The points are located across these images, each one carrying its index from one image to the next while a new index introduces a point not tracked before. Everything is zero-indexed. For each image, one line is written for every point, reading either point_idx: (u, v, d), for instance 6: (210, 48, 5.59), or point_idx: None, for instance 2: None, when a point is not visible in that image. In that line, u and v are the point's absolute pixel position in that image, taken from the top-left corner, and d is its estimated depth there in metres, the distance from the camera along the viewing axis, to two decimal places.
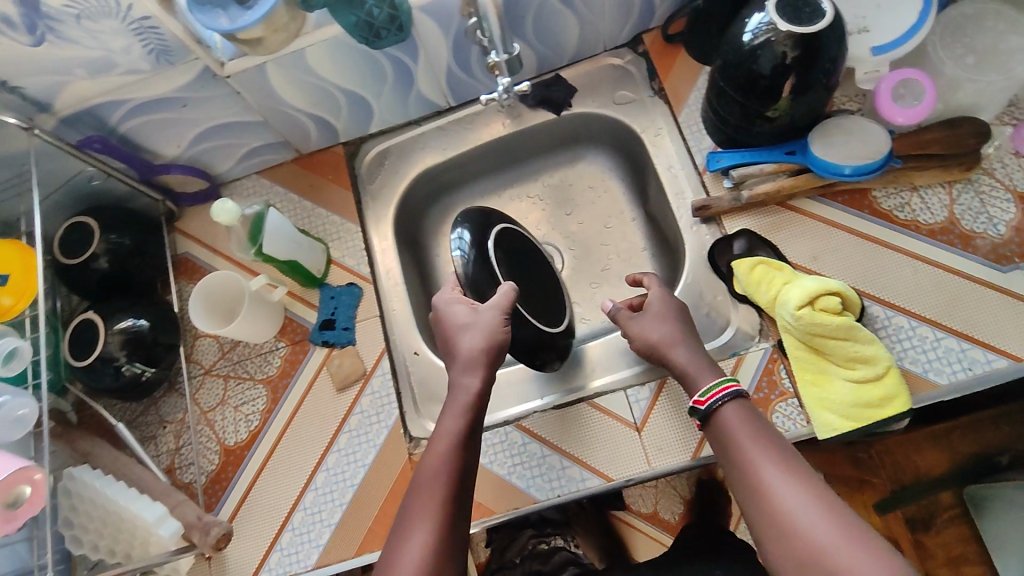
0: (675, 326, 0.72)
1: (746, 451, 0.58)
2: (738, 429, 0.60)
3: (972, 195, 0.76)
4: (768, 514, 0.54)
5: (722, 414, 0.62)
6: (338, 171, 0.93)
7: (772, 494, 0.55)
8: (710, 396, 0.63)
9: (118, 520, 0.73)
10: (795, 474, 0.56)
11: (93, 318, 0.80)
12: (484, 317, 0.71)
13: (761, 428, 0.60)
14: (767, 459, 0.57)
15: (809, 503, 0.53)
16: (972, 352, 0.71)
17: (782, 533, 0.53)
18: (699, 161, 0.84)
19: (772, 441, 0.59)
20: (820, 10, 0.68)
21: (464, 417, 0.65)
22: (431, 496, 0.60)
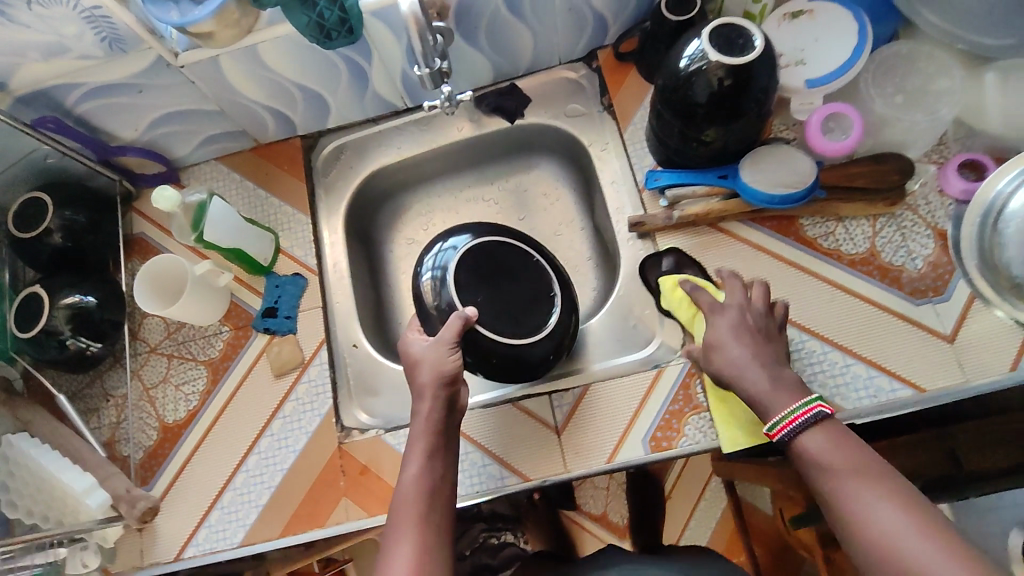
0: (741, 350, 0.68)
1: (831, 478, 0.58)
2: (821, 458, 0.59)
3: (894, 229, 0.79)
4: (865, 544, 0.54)
5: (800, 444, 0.62)
6: (294, 164, 0.95)
7: (867, 520, 0.55)
8: (779, 430, 0.63)
9: (51, 487, 0.76)
10: (887, 495, 0.55)
11: (39, 291, 0.82)
12: (430, 351, 0.74)
13: (846, 450, 0.59)
14: (856, 483, 0.57)
15: (906, 526, 0.53)
16: (879, 380, 0.75)
17: (884, 564, 0.53)
18: (639, 178, 0.86)
19: (861, 461, 0.58)
20: (752, 42, 0.71)
21: (425, 437, 0.69)
22: (411, 502, 0.65)
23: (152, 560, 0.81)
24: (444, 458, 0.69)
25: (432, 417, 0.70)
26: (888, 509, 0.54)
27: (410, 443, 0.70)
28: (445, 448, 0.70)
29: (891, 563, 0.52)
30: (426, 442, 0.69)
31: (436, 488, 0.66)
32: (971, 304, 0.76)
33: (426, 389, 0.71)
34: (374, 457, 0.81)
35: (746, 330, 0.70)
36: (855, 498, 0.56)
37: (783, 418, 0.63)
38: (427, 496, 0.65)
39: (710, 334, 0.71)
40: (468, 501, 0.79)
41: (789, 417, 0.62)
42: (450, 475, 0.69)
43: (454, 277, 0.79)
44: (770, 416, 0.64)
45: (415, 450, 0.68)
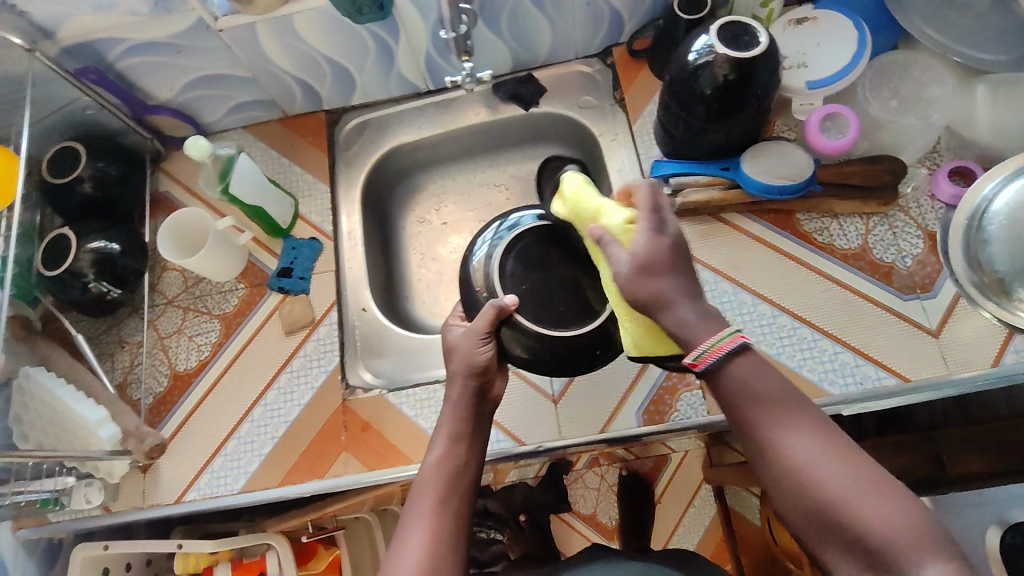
0: (673, 281, 0.58)
1: (749, 410, 0.56)
2: (742, 386, 0.56)
3: (886, 228, 0.83)
4: (783, 476, 0.53)
5: (723, 374, 0.56)
6: (317, 136, 1.00)
7: (785, 453, 0.53)
8: (704, 360, 0.56)
9: (62, 420, 0.78)
10: (805, 426, 0.54)
11: (67, 233, 0.86)
12: (463, 339, 0.71)
13: (765, 380, 0.56)
14: (774, 416, 0.55)
15: (826, 457, 0.52)
16: (865, 368, 0.78)
17: (792, 492, 0.52)
18: (645, 167, 0.91)
19: (782, 392, 0.55)
20: (756, 40, 0.75)
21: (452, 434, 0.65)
22: (428, 493, 0.62)
23: (153, 500, 0.84)
24: (469, 446, 0.66)
25: (459, 403, 0.68)
26: (805, 439, 0.53)
27: (437, 428, 0.68)
28: (471, 435, 0.66)
29: (801, 491, 0.52)
30: (452, 428, 0.66)
31: (458, 473, 0.63)
32: (957, 302, 0.79)
33: (456, 376, 0.69)
34: (376, 414, 0.85)
35: (683, 265, 0.59)
36: (775, 433, 0.54)
37: (715, 342, 0.55)
38: (449, 481, 0.62)
39: (643, 249, 0.59)
40: None
41: (712, 350, 0.56)
42: (476, 463, 0.65)
43: (498, 263, 0.76)
44: (696, 343, 0.56)
45: (439, 434, 0.66)
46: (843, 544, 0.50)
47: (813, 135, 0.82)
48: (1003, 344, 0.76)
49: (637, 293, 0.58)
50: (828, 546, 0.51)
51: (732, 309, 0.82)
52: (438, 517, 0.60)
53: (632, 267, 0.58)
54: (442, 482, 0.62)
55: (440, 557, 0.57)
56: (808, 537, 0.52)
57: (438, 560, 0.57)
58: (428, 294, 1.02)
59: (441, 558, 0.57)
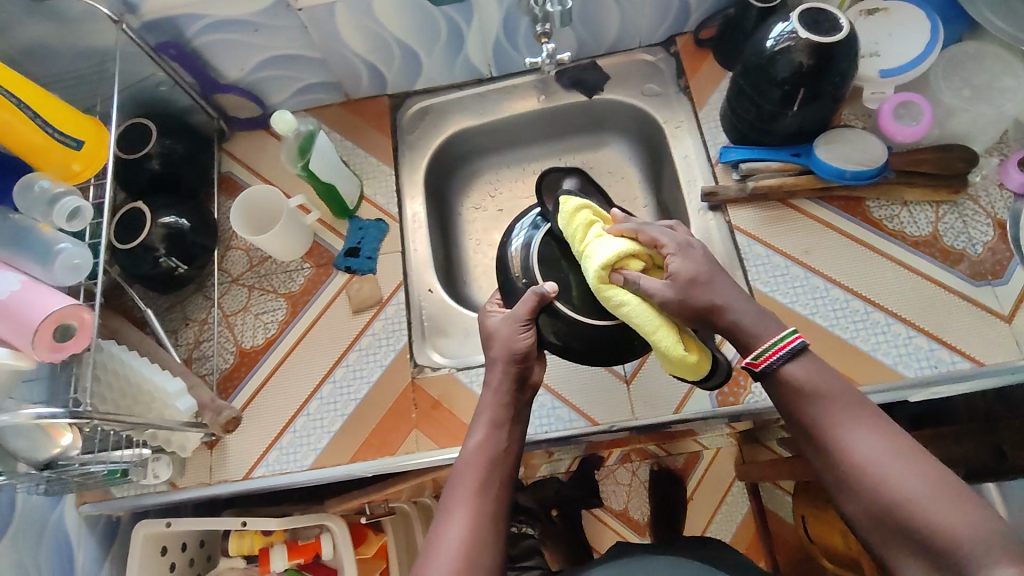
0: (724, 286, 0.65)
1: (813, 406, 0.58)
2: (803, 385, 0.59)
3: (956, 216, 0.84)
4: (845, 474, 0.55)
5: (784, 371, 0.60)
6: (381, 120, 1.00)
7: (846, 451, 0.56)
8: (764, 359, 0.61)
9: (137, 392, 0.78)
10: (870, 425, 0.56)
11: (140, 207, 0.87)
12: (503, 326, 0.72)
13: (828, 379, 0.59)
14: (839, 413, 0.57)
15: (887, 456, 0.54)
16: (940, 353, 0.78)
17: (858, 487, 0.54)
18: (713, 153, 0.91)
19: (846, 392, 0.58)
20: (838, 25, 0.76)
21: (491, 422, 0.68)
22: (468, 480, 0.64)
23: (220, 477, 0.84)
24: (510, 432, 0.68)
25: (500, 389, 0.69)
26: (870, 438, 0.55)
27: (477, 410, 0.70)
28: (512, 421, 0.69)
29: (867, 486, 0.54)
30: (492, 414, 0.68)
31: (500, 458, 0.66)
32: None
33: (497, 361, 0.71)
34: (446, 393, 0.85)
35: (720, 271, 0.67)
36: (835, 432, 0.57)
37: (775, 341, 0.61)
38: (489, 466, 0.65)
39: (683, 269, 0.66)
40: (535, 441, 0.82)
41: (770, 350, 0.61)
42: (516, 448, 0.68)
43: (540, 250, 0.80)
44: (757, 344, 0.62)
45: (480, 419, 0.68)
46: (910, 543, 0.51)
47: (886, 125, 0.84)
48: None
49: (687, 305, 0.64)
50: (896, 543, 0.52)
51: (804, 293, 0.83)
52: (478, 504, 0.62)
53: (675, 289, 0.65)
54: (480, 470, 0.64)
55: (479, 541, 0.60)
56: (875, 536, 0.53)
57: (474, 544, 0.60)
58: (485, 279, 1.02)
59: (481, 542, 0.60)
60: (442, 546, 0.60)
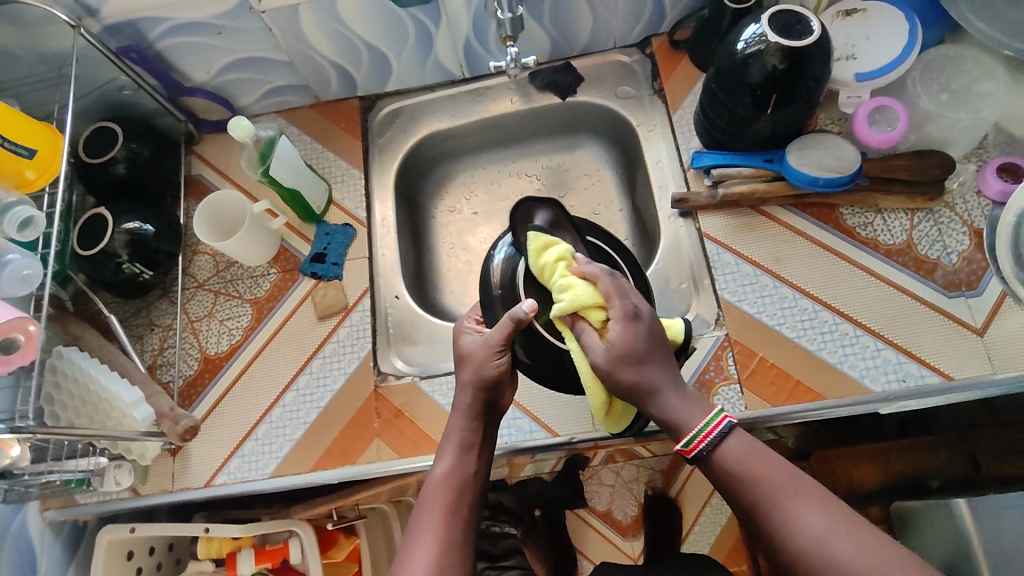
0: (652, 365, 0.64)
1: (754, 488, 0.60)
2: (742, 466, 0.61)
3: (931, 223, 0.81)
4: (795, 549, 0.57)
5: (717, 453, 0.62)
6: (351, 122, 0.99)
7: (793, 523, 0.57)
8: (695, 446, 0.63)
9: (96, 400, 0.79)
10: (809, 501, 0.58)
11: (103, 213, 0.86)
12: (479, 346, 0.70)
13: (763, 460, 0.61)
14: (781, 494, 0.59)
15: (831, 526, 0.56)
16: (908, 366, 0.76)
17: (809, 570, 0.56)
18: (685, 158, 0.89)
19: (781, 467, 0.60)
20: (809, 28, 0.74)
21: (456, 451, 0.69)
22: (437, 504, 0.65)
23: (182, 484, 0.83)
24: (478, 455, 0.69)
25: (467, 412, 0.70)
26: (812, 514, 0.58)
27: (446, 434, 0.71)
28: (479, 445, 0.70)
29: (817, 569, 0.56)
30: (461, 436, 0.70)
31: (468, 483, 0.67)
32: (1002, 300, 0.77)
33: (465, 386, 0.70)
34: (409, 401, 0.84)
35: (657, 350, 0.65)
36: (785, 505, 0.58)
37: (699, 432, 0.63)
38: (456, 490, 0.66)
39: (621, 341, 0.63)
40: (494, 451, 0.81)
41: (701, 435, 0.63)
42: (482, 472, 0.69)
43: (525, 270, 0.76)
44: (686, 429, 0.63)
45: (448, 444, 0.69)
46: None
47: (874, 142, 0.80)
48: None
49: (614, 384, 0.64)
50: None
51: (773, 303, 0.81)
52: (446, 525, 0.64)
53: (608, 356, 0.63)
54: (447, 495, 0.65)
55: (445, 561, 0.62)
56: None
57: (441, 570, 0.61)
58: (457, 283, 1.01)
59: (447, 562, 0.62)
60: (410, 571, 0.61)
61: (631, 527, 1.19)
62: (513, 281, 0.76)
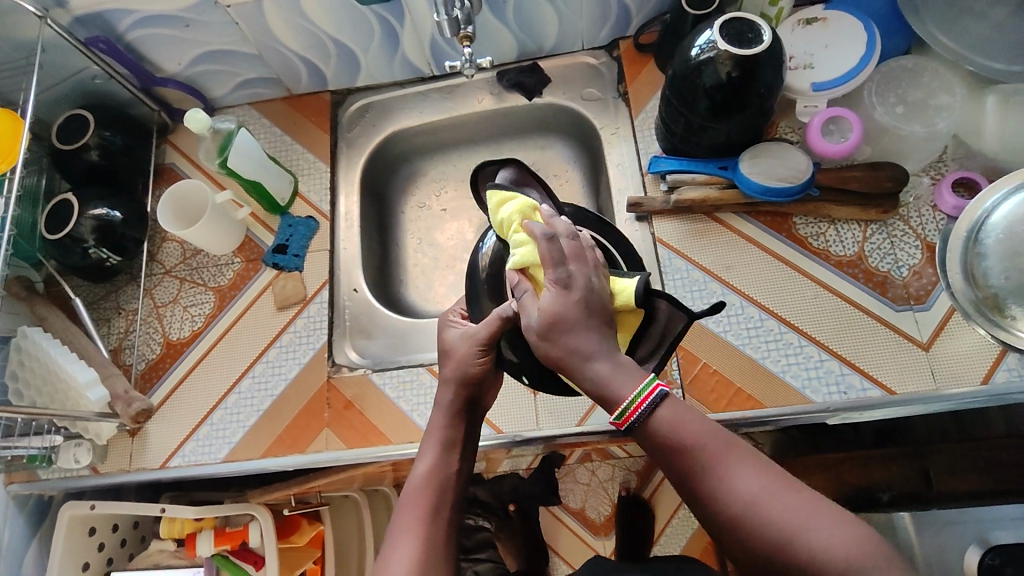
0: (586, 335, 0.56)
1: (687, 452, 0.54)
2: (676, 431, 0.54)
3: (884, 236, 0.81)
4: (731, 516, 0.51)
5: (651, 421, 0.55)
6: (321, 115, 1.01)
7: (729, 490, 0.51)
8: (627, 418, 0.55)
9: (55, 380, 0.82)
10: (745, 464, 0.52)
11: (70, 199, 0.88)
12: (462, 342, 0.68)
13: (695, 423, 0.55)
14: (716, 457, 0.53)
15: (770, 489, 0.51)
16: (850, 378, 0.76)
17: (748, 536, 0.50)
18: (644, 163, 0.90)
19: (714, 431, 0.54)
20: (760, 37, 0.74)
21: (437, 450, 0.64)
22: (417, 507, 0.61)
23: (139, 464, 0.86)
24: (459, 455, 0.66)
25: (449, 409, 0.67)
26: (749, 475, 0.52)
27: (426, 433, 0.67)
28: (462, 443, 0.66)
29: (755, 534, 0.50)
30: (443, 435, 0.65)
31: (450, 481, 0.63)
32: (950, 316, 0.77)
33: (448, 382, 0.68)
34: (360, 393, 0.86)
35: (593, 320, 0.56)
36: (720, 470, 0.52)
37: (631, 402, 0.54)
38: (439, 490, 0.62)
39: (548, 308, 0.56)
40: None
41: (633, 406, 0.54)
42: (464, 472, 0.65)
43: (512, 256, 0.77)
44: (616, 402, 0.55)
45: (429, 443, 0.65)
46: None
47: (834, 154, 0.81)
48: (995, 361, 0.74)
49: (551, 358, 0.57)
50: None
51: (720, 309, 0.81)
52: (428, 528, 0.59)
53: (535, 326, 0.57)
54: (429, 494, 0.61)
55: (429, 564, 0.57)
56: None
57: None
58: (422, 279, 1.02)
59: (431, 565, 0.58)
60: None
61: (603, 527, 1.21)
62: (500, 269, 0.77)
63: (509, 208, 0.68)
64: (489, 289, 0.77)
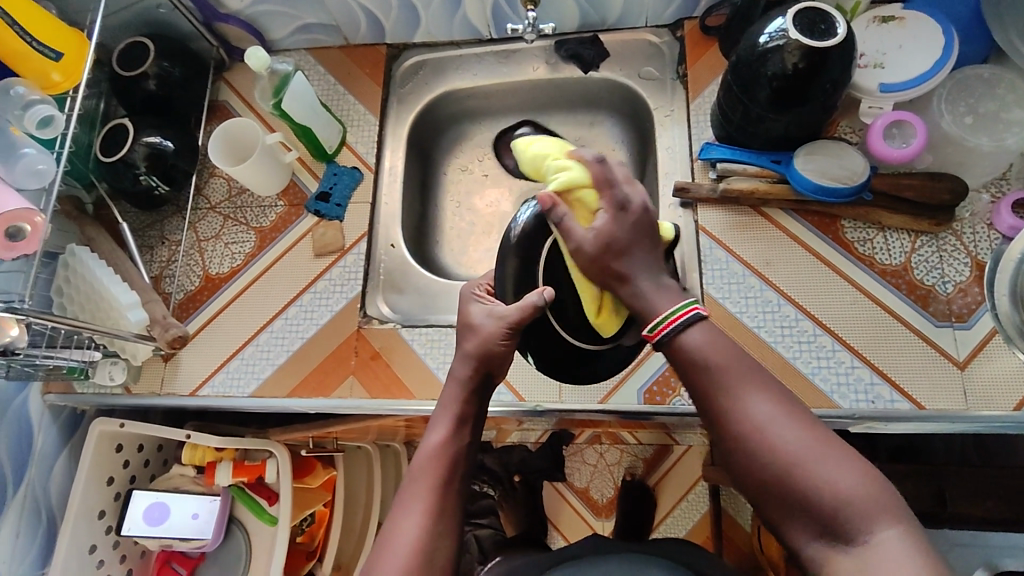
0: (643, 256, 0.62)
1: (707, 372, 0.57)
2: (702, 353, 0.58)
3: (933, 249, 0.79)
4: (738, 435, 0.55)
5: (681, 338, 0.59)
6: (375, 68, 1.01)
7: (742, 412, 0.55)
8: (659, 331, 0.59)
9: (98, 300, 0.84)
10: (760, 391, 0.56)
11: (126, 125, 0.90)
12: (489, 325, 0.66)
13: (724, 347, 0.58)
14: (734, 381, 0.56)
15: (780, 418, 0.54)
16: (880, 388, 0.75)
17: (747, 456, 0.54)
18: (695, 149, 0.88)
19: (739, 357, 0.57)
20: (834, 30, 0.72)
21: (449, 424, 0.65)
22: (426, 480, 0.61)
23: (169, 389, 0.89)
24: (471, 430, 0.66)
25: (465, 384, 0.66)
26: (762, 402, 0.55)
27: (439, 405, 0.67)
28: (473, 419, 0.66)
29: (754, 454, 0.53)
30: (456, 409, 0.66)
31: (460, 455, 0.63)
32: (990, 338, 0.75)
33: (467, 357, 0.67)
34: (387, 346, 0.87)
35: (644, 240, 0.62)
36: (735, 395, 0.56)
37: (665, 317, 0.59)
38: (447, 466, 0.62)
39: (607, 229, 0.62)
40: None
41: (668, 320, 0.59)
42: (474, 447, 0.66)
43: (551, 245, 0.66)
44: (654, 315, 0.60)
45: (441, 416, 0.65)
46: (800, 506, 0.51)
47: (894, 159, 0.79)
48: None
49: (599, 270, 0.62)
50: (779, 512, 0.53)
51: (755, 305, 0.80)
52: (436, 502, 0.60)
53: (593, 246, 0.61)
54: (439, 470, 0.62)
55: (433, 540, 0.59)
56: (762, 507, 0.54)
57: (429, 548, 0.58)
58: (457, 243, 1.02)
59: (436, 540, 0.59)
60: (396, 548, 0.58)
61: (604, 508, 1.23)
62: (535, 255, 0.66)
63: (532, 149, 0.67)
64: (516, 275, 0.66)
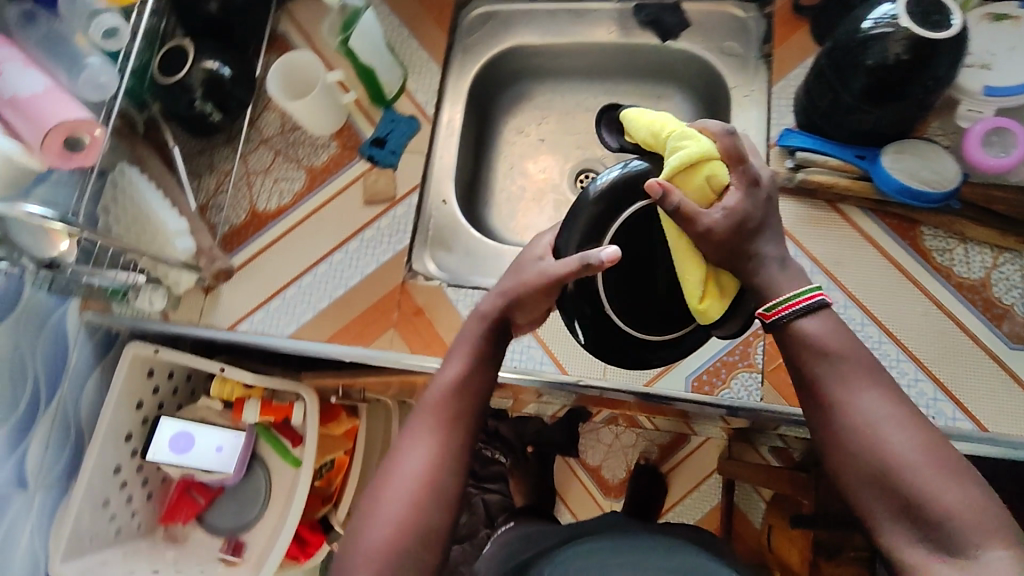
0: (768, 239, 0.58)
1: (822, 361, 0.55)
2: (823, 342, 0.55)
3: (1016, 268, 0.75)
4: (845, 429, 0.53)
5: (800, 324, 0.56)
6: (444, 13, 0.97)
7: (853, 407, 0.53)
8: (778, 311, 0.56)
9: (145, 221, 0.83)
10: (875, 388, 0.53)
11: (185, 45, 0.87)
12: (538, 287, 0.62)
13: (842, 338, 0.56)
14: (849, 375, 0.54)
15: (894, 418, 0.52)
16: (942, 405, 0.72)
17: (852, 452, 0.52)
18: (773, 135, 0.83)
19: (856, 351, 0.55)
20: (947, 22, 0.67)
21: (467, 360, 0.62)
22: (438, 412, 0.60)
23: (207, 320, 0.88)
24: (492, 369, 0.63)
25: (489, 324, 0.64)
26: (876, 400, 0.53)
27: (457, 341, 0.65)
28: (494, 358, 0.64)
29: (861, 451, 0.52)
30: (475, 345, 0.63)
31: (476, 393, 0.61)
32: None
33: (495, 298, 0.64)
34: (431, 302, 0.85)
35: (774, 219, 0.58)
36: (848, 388, 0.53)
37: (789, 298, 0.56)
38: (462, 403, 0.61)
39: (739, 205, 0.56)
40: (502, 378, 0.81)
41: (790, 302, 0.56)
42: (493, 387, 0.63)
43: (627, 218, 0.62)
44: (775, 295, 0.57)
45: (459, 352, 0.63)
46: (901, 509, 0.50)
47: (993, 167, 0.74)
48: None
49: (727, 251, 0.56)
50: (875, 512, 0.51)
51: None
52: (446, 436, 0.59)
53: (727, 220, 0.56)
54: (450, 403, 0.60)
55: (439, 472, 0.57)
56: (855, 504, 0.53)
57: (435, 478, 0.57)
58: (507, 207, 0.99)
59: (443, 471, 0.58)
60: (400, 474, 0.57)
61: (614, 489, 1.22)
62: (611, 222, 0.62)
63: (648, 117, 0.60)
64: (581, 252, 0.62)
